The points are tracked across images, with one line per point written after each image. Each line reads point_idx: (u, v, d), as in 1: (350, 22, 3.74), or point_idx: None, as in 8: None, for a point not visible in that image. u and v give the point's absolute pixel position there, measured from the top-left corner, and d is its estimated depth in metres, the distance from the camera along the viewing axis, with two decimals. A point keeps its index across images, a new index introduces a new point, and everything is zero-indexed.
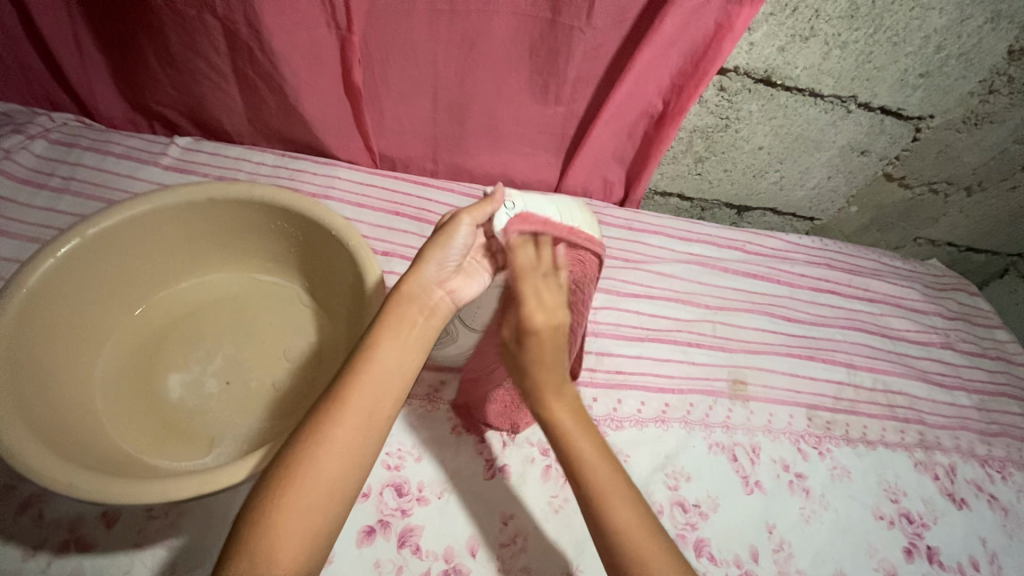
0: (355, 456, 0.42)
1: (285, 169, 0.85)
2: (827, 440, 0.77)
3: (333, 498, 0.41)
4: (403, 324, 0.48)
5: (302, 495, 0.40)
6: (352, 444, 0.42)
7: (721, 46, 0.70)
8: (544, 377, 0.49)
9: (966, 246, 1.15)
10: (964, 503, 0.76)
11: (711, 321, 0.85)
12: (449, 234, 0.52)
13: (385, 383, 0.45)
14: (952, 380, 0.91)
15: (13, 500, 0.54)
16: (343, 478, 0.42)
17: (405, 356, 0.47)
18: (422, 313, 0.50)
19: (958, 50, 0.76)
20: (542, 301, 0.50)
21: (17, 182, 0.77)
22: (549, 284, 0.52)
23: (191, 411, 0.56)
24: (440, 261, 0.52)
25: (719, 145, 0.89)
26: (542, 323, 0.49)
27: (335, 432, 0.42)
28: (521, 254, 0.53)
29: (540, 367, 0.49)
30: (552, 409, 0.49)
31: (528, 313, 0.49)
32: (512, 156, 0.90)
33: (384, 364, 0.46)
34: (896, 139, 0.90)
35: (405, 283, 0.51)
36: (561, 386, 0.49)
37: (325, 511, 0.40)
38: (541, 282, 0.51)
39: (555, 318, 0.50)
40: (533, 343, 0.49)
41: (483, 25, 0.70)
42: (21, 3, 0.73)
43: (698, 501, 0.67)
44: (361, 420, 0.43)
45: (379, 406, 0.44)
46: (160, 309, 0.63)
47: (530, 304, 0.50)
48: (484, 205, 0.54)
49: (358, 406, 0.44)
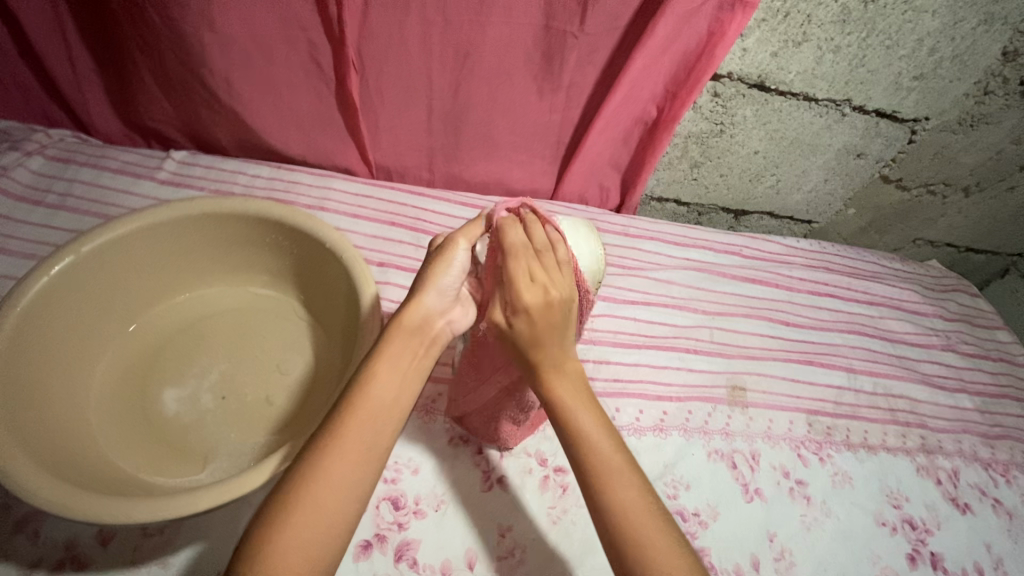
0: (353, 487, 0.42)
1: (281, 182, 0.86)
2: (828, 446, 0.77)
3: (333, 530, 0.41)
4: (401, 355, 0.50)
5: (302, 527, 0.40)
6: (351, 474, 0.43)
7: (714, 54, 0.70)
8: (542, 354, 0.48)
9: (966, 246, 1.14)
10: (967, 508, 0.75)
11: (709, 327, 0.85)
12: (445, 261, 0.53)
13: (380, 415, 0.46)
14: (954, 382, 0.90)
15: (9, 519, 0.54)
16: (343, 509, 0.42)
17: (400, 388, 0.48)
18: (421, 346, 0.51)
19: (952, 52, 0.76)
20: (535, 277, 0.48)
21: (14, 199, 0.78)
22: (545, 265, 0.49)
23: (186, 426, 0.56)
24: (439, 289, 0.53)
25: (714, 151, 0.89)
26: (531, 302, 0.47)
27: (334, 462, 0.43)
28: (510, 233, 0.51)
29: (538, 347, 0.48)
30: (553, 384, 0.48)
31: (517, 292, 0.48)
32: (507, 164, 0.90)
33: (380, 396, 0.47)
34: (892, 141, 0.90)
35: (405, 314, 0.52)
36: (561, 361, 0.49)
37: (325, 542, 0.40)
38: (533, 261, 0.49)
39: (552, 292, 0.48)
40: (524, 323, 0.48)
41: (476, 36, 0.70)
42: (16, 22, 0.74)
43: (696, 509, 0.67)
44: (358, 452, 0.44)
45: (378, 437, 0.45)
46: (155, 325, 0.63)
47: (521, 281, 0.47)
48: (474, 226, 0.55)
49: (356, 438, 0.44)
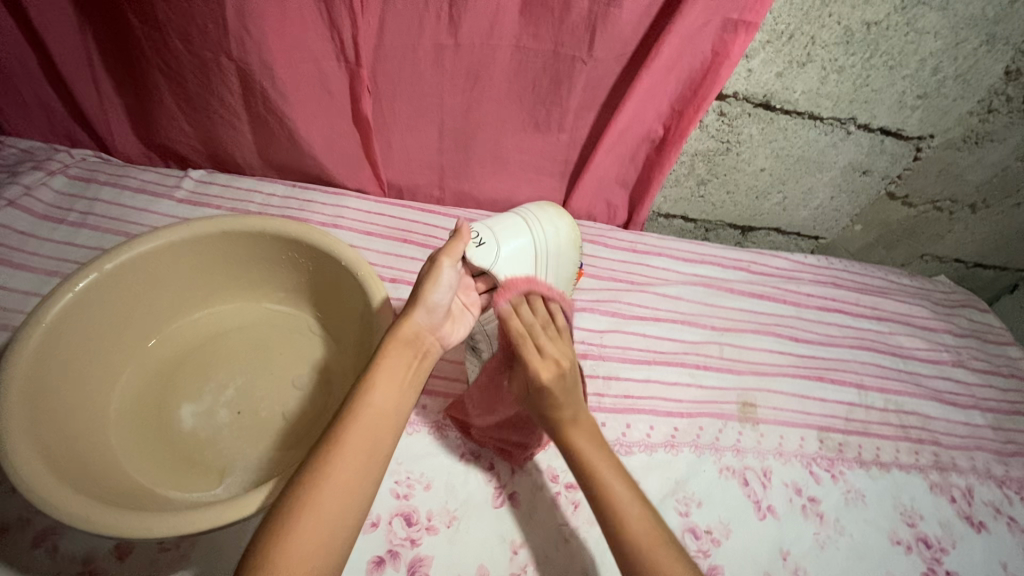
0: (355, 492, 0.42)
1: (296, 200, 0.87)
2: (840, 463, 0.76)
3: (337, 534, 0.40)
4: (399, 366, 0.49)
5: (305, 532, 0.39)
6: (352, 480, 0.42)
7: (719, 72, 0.72)
8: (560, 415, 0.52)
9: (974, 262, 1.14)
10: (982, 526, 0.74)
11: (718, 343, 0.85)
12: (434, 278, 0.53)
13: (381, 424, 0.46)
14: (966, 399, 0.90)
15: (27, 534, 0.53)
16: (346, 517, 0.41)
17: (400, 396, 0.48)
18: (417, 358, 0.51)
19: (955, 72, 0.77)
20: (546, 355, 0.52)
21: (37, 217, 0.79)
22: (549, 338, 0.54)
23: (203, 442, 0.57)
24: (431, 306, 0.53)
25: (721, 168, 0.90)
26: (548, 378, 0.52)
27: (338, 467, 0.42)
28: (517, 318, 0.54)
29: (556, 409, 0.52)
30: (571, 435, 0.52)
31: (535, 370, 0.51)
32: (517, 182, 0.91)
33: (378, 404, 0.46)
34: (897, 158, 0.91)
35: (399, 330, 0.51)
36: (577, 418, 0.53)
37: (327, 549, 0.39)
38: (544, 341, 0.53)
39: (562, 365, 0.53)
40: (540, 396, 0.52)
41: (487, 58, 0.72)
42: (43, 47, 0.77)
43: (710, 528, 0.66)
44: (361, 459, 0.43)
45: (379, 445, 0.45)
46: (172, 341, 0.64)
47: (534, 362, 0.52)
48: (457, 242, 0.55)
49: (357, 446, 0.44)
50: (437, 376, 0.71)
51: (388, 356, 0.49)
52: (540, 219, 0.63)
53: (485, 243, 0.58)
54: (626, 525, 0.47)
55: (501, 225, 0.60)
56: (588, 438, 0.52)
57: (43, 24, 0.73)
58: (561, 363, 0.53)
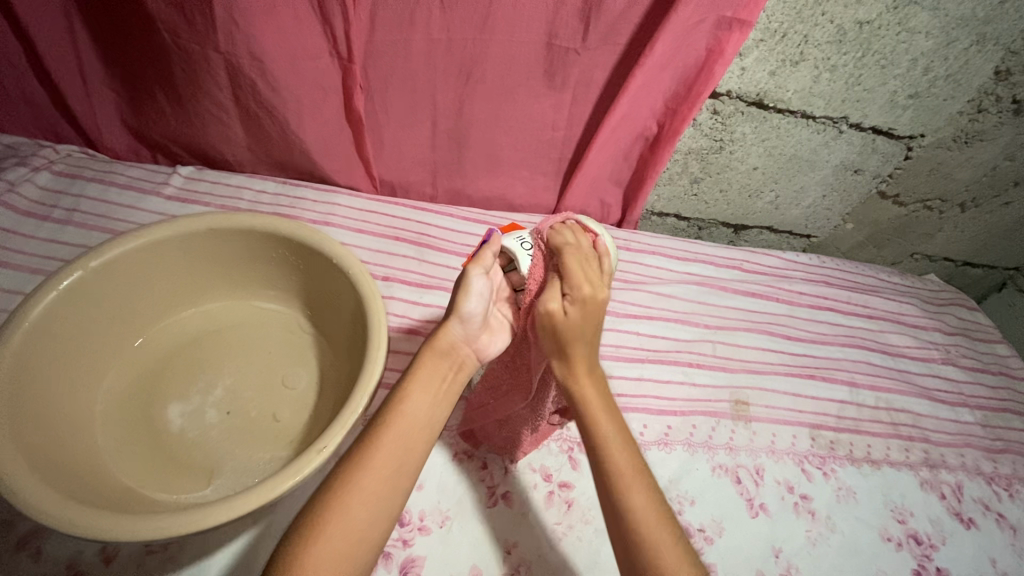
0: (385, 501, 0.41)
1: (286, 197, 0.86)
2: (831, 461, 0.77)
3: (364, 544, 0.40)
4: (433, 377, 0.48)
5: (326, 549, 0.38)
6: (379, 495, 0.41)
7: (713, 70, 0.72)
8: (581, 352, 0.46)
9: (964, 260, 1.15)
10: (971, 523, 0.75)
11: (711, 341, 0.85)
12: (465, 289, 0.50)
13: (415, 432, 0.45)
14: (955, 396, 0.90)
15: (11, 537, 0.52)
16: (373, 526, 0.40)
17: (435, 406, 0.47)
18: (452, 370, 0.49)
19: (946, 71, 0.78)
20: (589, 274, 0.47)
21: (22, 215, 0.78)
22: (590, 266, 0.49)
23: (191, 442, 0.56)
24: (465, 318, 0.50)
25: (714, 167, 0.90)
26: (590, 295, 0.46)
27: (365, 479, 0.41)
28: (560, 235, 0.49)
29: (580, 341, 0.46)
30: (583, 383, 0.46)
31: (575, 280, 0.46)
32: (509, 180, 0.91)
33: (412, 412, 0.46)
34: (888, 157, 0.91)
35: (437, 345, 0.50)
36: (593, 363, 0.47)
37: (354, 556, 0.39)
38: (585, 261, 0.48)
39: (601, 294, 0.47)
40: (576, 312, 0.46)
41: (479, 55, 0.72)
42: (27, 41, 0.75)
43: (703, 526, 0.66)
44: (391, 471, 0.42)
45: (407, 458, 0.44)
46: (160, 340, 0.63)
47: (574, 275, 0.47)
48: (488, 250, 0.52)
49: (385, 458, 0.43)
50: None
51: (425, 371, 0.48)
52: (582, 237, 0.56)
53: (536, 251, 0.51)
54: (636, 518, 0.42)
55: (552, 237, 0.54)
56: (601, 398, 0.46)
57: (31, 23, 0.72)
58: (599, 290, 0.47)
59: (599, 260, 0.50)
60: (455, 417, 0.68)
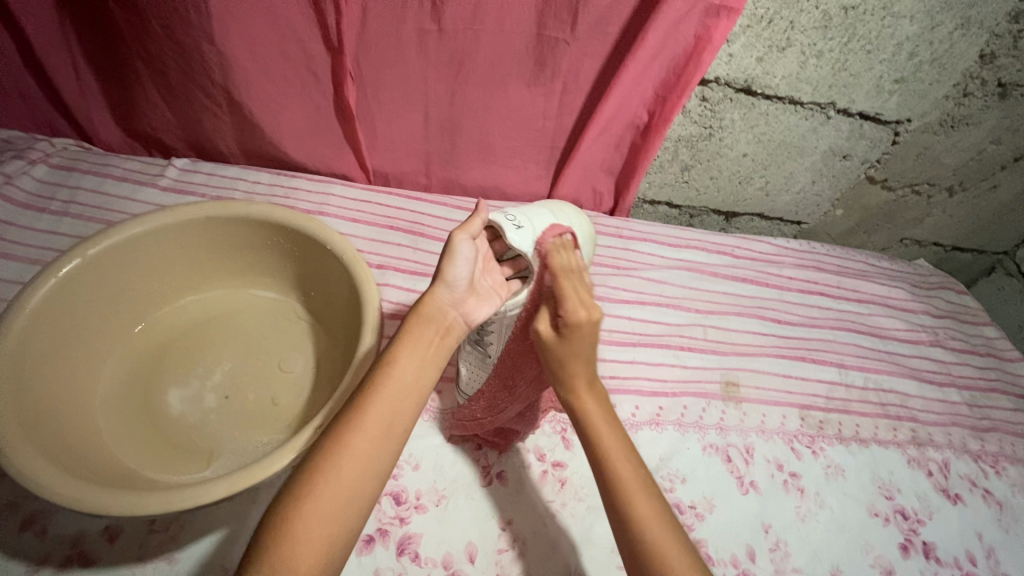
0: (376, 462, 0.42)
1: (281, 188, 0.87)
2: (820, 440, 0.78)
3: (355, 504, 0.41)
4: (421, 342, 0.49)
5: (320, 505, 0.39)
6: (369, 451, 0.42)
7: (702, 58, 0.73)
8: (577, 372, 0.47)
9: (952, 245, 1.16)
10: (958, 498, 0.77)
11: (702, 325, 0.86)
12: (451, 254, 0.51)
13: (403, 394, 0.45)
14: (943, 376, 0.92)
15: (16, 517, 0.53)
16: (364, 488, 0.41)
17: (423, 370, 0.47)
18: (439, 335, 0.49)
19: (931, 56, 0.79)
20: (582, 298, 0.48)
21: (19, 207, 0.79)
22: (584, 285, 0.49)
23: (191, 425, 0.57)
24: (450, 282, 0.51)
25: (704, 154, 0.91)
26: (583, 321, 0.46)
27: (355, 442, 0.42)
28: (555, 258, 0.50)
29: (574, 361, 0.47)
30: (583, 401, 0.47)
31: (569, 306, 0.46)
32: (502, 169, 0.91)
33: (400, 375, 0.46)
34: (876, 142, 0.92)
35: (431, 304, 0.51)
36: (592, 381, 0.48)
37: (346, 515, 0.40)
38: (578, 282, 0.49)
39: (596, 313, 0.47)
40: (568, 337, 0.47)
41: (469, 44, 0.73)
42: (21, 35, 0.76)
43: (694, 503, 0.68)
44: (380, 432, 0.43)
45: (397, 418, 0.44)
46: (159, 327, 0.64)
47: (569, 299, 0.47)
48: (476, 218, 0.53)
49: (377, 417, 0.43)
50: None
51: (417, 333, 0.49)
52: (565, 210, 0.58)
53: (523, 227, 0.52)
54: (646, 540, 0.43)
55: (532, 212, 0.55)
56: (599, 408, 0.48)
57: (21, 8, 0.72)
58: (597, 308, 0.47)
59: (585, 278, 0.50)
60: (451, 400, 0.69)
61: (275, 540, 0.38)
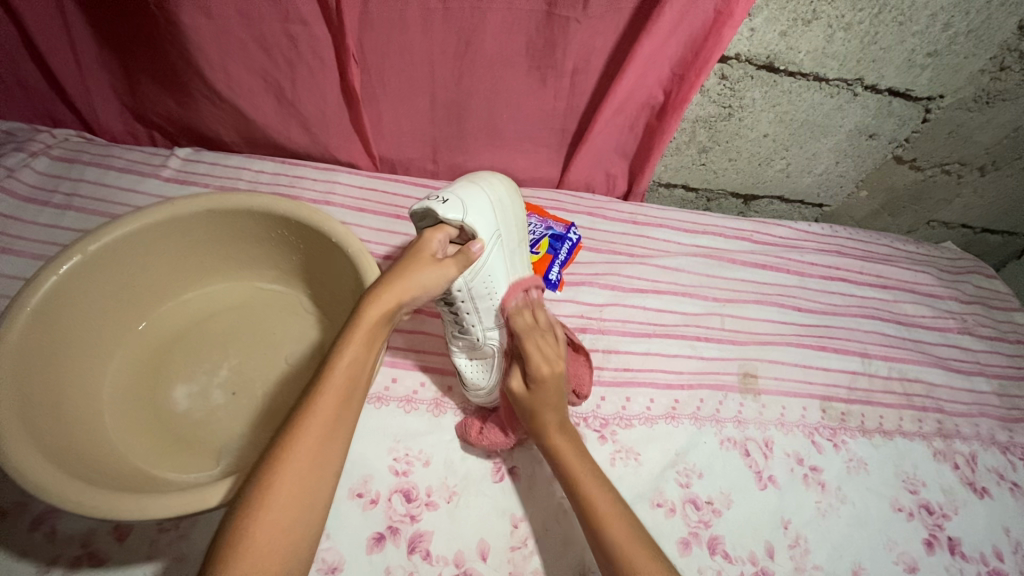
0: (325, 460, 0.41)
1: (286, 177, 0.85)
2: (842, 432, 0.76)
3: (312, 503, 0.40)
4: (371, 337, 0.46)
5: (278, 506, 0.38)
6: (315, 452, 0.41)
7: (721, 33, 0.68)
8: (546, 418, 0.55)
9: (982, 227, 1.11)
10: (985, 492, 0.74)
11: (719, 314, 0.84)
12: (443, 276, 0.51)
13: (350, 388, 0.44)
14: (971, 365, 0.89)
15: (25, 517, 0.53)
16: (320, 486, 0.40)
17: (368, 362, 0.46)
18: (386, 332, 0.48)
19: (967, 27, 0.74)
20: (544, 353, 0.55)
21: (22, 200, 0.78)
22: (546, 340, 0.57)
23: (199, 423, 0.57)
24: (419, 296, 0.50)
25: (723, 135, 0.87)
26: (546, 376, 0.54)
27: (304, 442, 0.40)
28: (518, 319, 0.58)
29: (545, 409, 0.55)
30: (556, 442, 0.55)
31: (534, 364, 0.54)
32: (512, 154, 0.88)
33: (349, 368, 0.44)
34: (905, 121, 0.88)
35: (381, 289, 0.48)
36: (565, 425, 0.56)
37: (305, 515, 0.39)
38: (540, 340, 0.56)
39: (557, 368, 0.55)
40: (535, 390, 0.55)
41: (476, 23, 0.69)
42: (16, 22, 0.74)
43: (711, 499, 0.66)
44: (328, 428, 0.42)
45: (344, 413, 0.43)
46: (163, 323, 0.63)
47: (533, 355, 0.55)
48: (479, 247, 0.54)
49: (323, 413, 0.42)
50: (430, 352, 0.71)
51: (365, 320, 0.46)
52: (488, 179, 0.62)
53: (449, 201, 0.55)
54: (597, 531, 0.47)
55: (459, 187, 0.58)
56: (571, 446, 0.55)
57: None
58: (557, 363, 0.56)
59: (550, 333, 0.58)
60: (461, 394, 0.68)
61: (229, 553, 0.36)
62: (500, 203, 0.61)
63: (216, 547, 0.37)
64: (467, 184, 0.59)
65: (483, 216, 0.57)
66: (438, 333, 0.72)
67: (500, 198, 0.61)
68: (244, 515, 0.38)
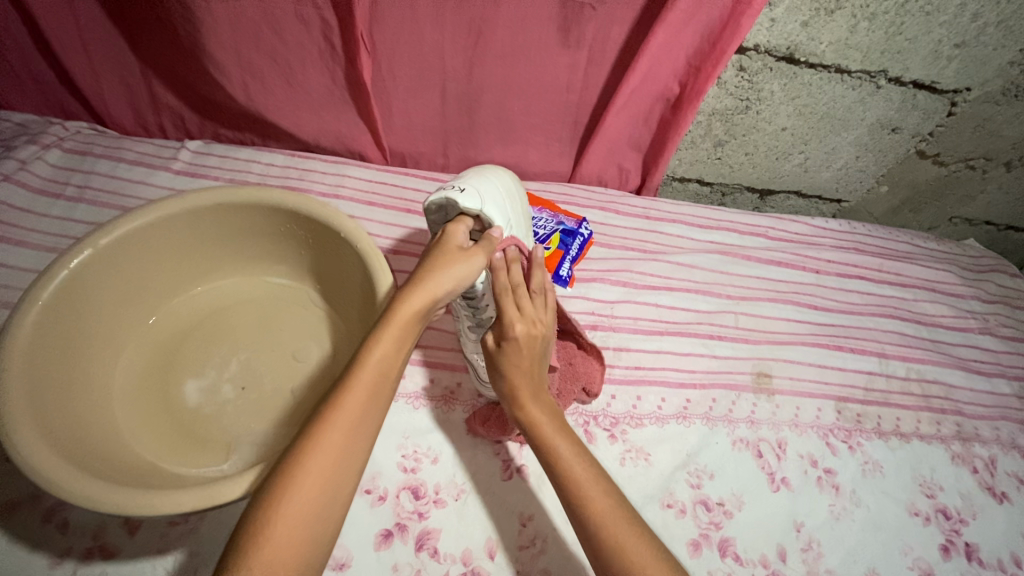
0: (347, 457, 0.40)
1: (295, 170, 0.85)
2: (858, 434, 0.74)
3: (334, 500, 0.39)
4: (402, 334, 0.45)
5: (299, 502, 0.37)
6: (340, 447, 0.40)
7: (740, 22, 0.66)
8: (519, 382, 0.50)
9: (1006, 224, 1.08)
10: (1004, 497, 0.72)
11: (733, 312, 0.82)
12: (467, 264, 0.49)
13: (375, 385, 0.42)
14: (991, 366, 0.86)
15: (39, 509, 0.54)
16: (341, 482, 0.39)
17: (399, 359, 0.44)
18: (419, 330, 0.46)
19: (998, 17, 0.71)
20: (523, 308, 0.50)
21: (34, 193, 0.78)
22: (530, 301, 0.52)
23: (209, 416, 0.57)
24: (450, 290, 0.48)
25: (740, 128, 0.85)
26: (522, 334, 0.50)
27: (329, 437, 0.39)
28: (499, 273, 0.52)
29: (516, 370, 0.50)
30: (530, 410, 0.49)
31: (509, 323, 0.49)
32: (523, 147, 0.87)
33: (376, 364, 0.43)
34: (929, 114, 0.85)
35: (415, 285, 0.47)
36: (540, 391, 0.50)
37: (327, 512, 0.38)
38: (524, 297, 0.51)
39: (535, 327, 0.50)
40: (509, 348, 0.50)
41: (488, 12, 0.68)
42: (28, 12, 0.74)
43: (721, 500, 0.65)
44: (352, 422, 0.41)
45: (370, 408, 0.42)
46: (174, 317, 0.63)
47: (509, 313, 0.50)
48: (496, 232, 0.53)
49: (348, 409, 0.41)
50: (439, 348, 0.70)
51: (398, 316, 0.45)
52: (494, 171, 0.61)
53: (465, 191, 0.54)
54: (592, 517, 0.45)
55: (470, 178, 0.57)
56: (554, 425, 0.49)
57: None
58: (538, 326, 0.51)
59: (536, 296, 0.52)
60: (471, 391, 0.68)
61: (246, 546, 0.35)
62: (508, 192, 0.59)
63: (236, 541, 0.36)
64: (477, 176, 0.58)
65: (498, 206, 0.56)
66: (448, 329, 0.72)
67: (508, 187, 0.60)
68: (264, 509, 0.37)
